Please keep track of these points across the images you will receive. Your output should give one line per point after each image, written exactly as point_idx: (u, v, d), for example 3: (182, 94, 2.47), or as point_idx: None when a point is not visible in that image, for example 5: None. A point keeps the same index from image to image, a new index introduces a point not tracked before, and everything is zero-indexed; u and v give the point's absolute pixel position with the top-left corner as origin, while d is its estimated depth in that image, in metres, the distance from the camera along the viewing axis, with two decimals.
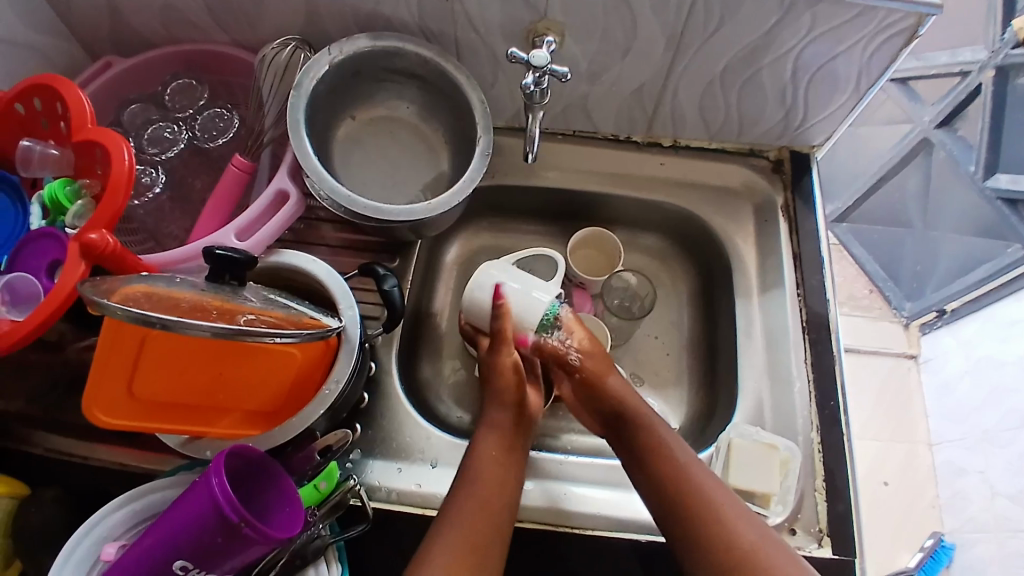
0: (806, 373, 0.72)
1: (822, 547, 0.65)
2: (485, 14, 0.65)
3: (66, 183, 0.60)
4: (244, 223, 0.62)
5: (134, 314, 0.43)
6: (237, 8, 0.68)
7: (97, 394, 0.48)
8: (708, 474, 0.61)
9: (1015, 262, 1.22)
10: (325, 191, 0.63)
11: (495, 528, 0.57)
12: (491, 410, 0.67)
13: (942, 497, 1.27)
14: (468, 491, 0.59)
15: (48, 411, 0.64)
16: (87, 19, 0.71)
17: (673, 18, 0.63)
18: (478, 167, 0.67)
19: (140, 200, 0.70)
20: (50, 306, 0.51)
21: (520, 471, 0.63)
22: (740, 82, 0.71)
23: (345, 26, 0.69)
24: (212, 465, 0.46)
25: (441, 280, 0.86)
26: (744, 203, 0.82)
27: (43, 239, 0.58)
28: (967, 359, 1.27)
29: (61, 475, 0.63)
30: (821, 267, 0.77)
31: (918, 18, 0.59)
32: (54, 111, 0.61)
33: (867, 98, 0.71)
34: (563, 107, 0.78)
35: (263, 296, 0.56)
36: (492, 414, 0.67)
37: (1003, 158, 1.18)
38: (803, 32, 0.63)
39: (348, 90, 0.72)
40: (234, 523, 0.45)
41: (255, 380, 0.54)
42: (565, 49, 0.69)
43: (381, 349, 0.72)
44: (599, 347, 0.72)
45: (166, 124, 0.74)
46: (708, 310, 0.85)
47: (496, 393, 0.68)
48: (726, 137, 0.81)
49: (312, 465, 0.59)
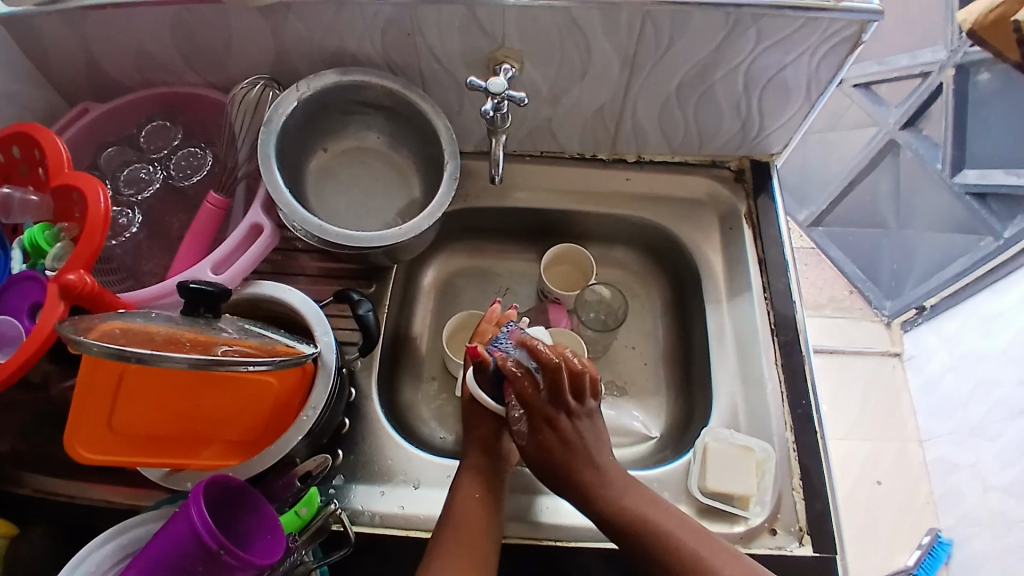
0: (777, 374, 0.74)
1: (802, 546, 0.66)
2: (445, 45, 0.68)
3: (45, 227, 0.61)
4: (219, 256, 0.64)
5: (109, 348, 0.44)
6: (207, 50, 0.71)
7: (81, 429, 0.49)
8: (692, 532, 0.58)
9: (990, 254, 1.23)
10: (298, 222, 0.65)
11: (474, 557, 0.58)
12: (468, 453, 0.67)
13: (936, 492, 1.28)
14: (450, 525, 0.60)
15: (35, 452, 0.65)
16: (63, 67, 0.74)
17: (624, 39, 0.66)
18: (448, 191, 0.69)
19: (118, 239, 0.73)
20: (28, 347, 0.52)
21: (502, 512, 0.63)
22: (695, 97, 0.74)
23: (313, 63, 0.72)
24: (190, 495, 0.47)
25: (419, 303, 0.88)
26: (709, 212, 0.85)
27: (23, 281, 0.59)
28: (950, 353, 1.29)
29: (50, 514, 0.63)
30: (786, 270, 0.79)
31: (860, 26, 0.63)
32: (32, 157, 0.63)
33: (819, 105, 0.74)
34: (528, 130, 0.80)
35: (239, 326, 0.57)
36: (468, 458, 0.66)
37: (970, 153, 1.20)
38: (751, 46, 0.66)
39: (318, 123, 0.74)
40: (214, 551, 0.46)
41: (234, 410, 0.55)
42: (525, 74, 0.72)
43: (360, 373, 0.73)
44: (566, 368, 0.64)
45: (142, 164, 0.76)
46: (681, 317, 0.87)
47: (474, 437, 0.68)
48: (689, 150, 0.83)
49: (292, 490, 0.60)
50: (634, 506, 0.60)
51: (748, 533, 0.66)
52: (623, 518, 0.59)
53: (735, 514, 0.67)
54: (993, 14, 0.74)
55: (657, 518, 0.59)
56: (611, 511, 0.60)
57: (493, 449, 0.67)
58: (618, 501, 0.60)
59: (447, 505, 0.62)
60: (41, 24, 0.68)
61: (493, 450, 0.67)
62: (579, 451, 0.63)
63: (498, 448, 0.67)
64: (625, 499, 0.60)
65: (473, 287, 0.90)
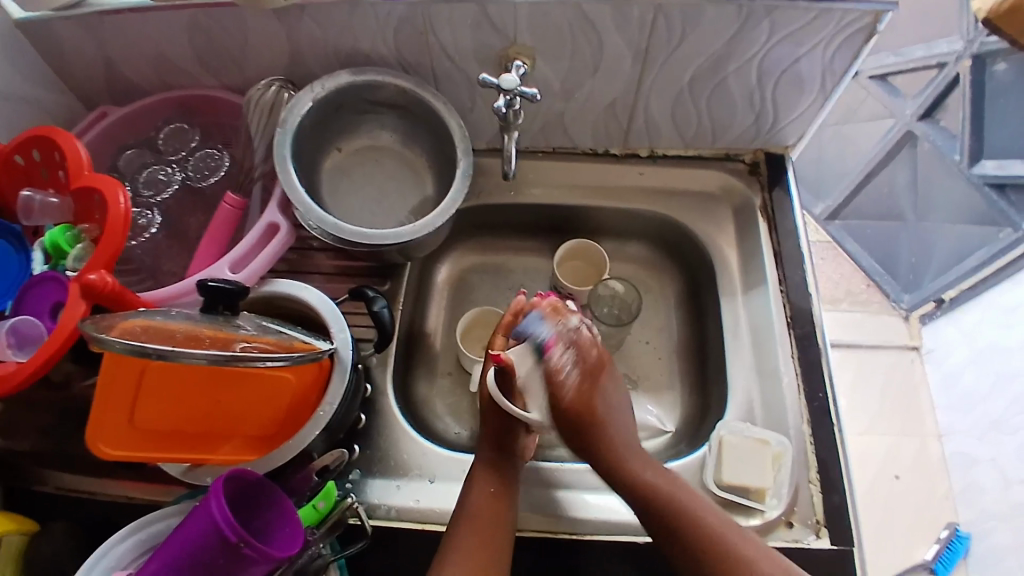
0: (794, 367, 0.73)
1: (819, 539, 0.65)
2: (457, 43, 0.68)
3: (66, 228, 0.63)
4: (237, 255, 0.65)
5: (132, 345, 0.45)
6: (223, 52, 0.72)
7: (100, 427, 0.49)
8: (709, 510, 0.60)
9: (1008, 247, 1.21)
10: (313, 220, 0.66)
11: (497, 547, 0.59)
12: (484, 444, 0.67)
13: (955, 487, 1.26)
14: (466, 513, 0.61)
15: (57, 449, 0.66)
16: (83, 71, 0.75)
17: (636, 34, 0.66)
18: (460, 188, 0.69)
19: (138, 239, 0.74)
20: (52, 345, 0.54)
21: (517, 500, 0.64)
22: (708, 90, 0.73)
23: (326, 63, 0.73)
24: (211, 490, 0.48)
25: (433, 300, 0.88)
26: (724, 206, 0.84)
27: (44, 282, 0.60)
28: (969, 347, 1.27)
29: (75, 509, 0.65)
30: (802, 263, 0.78)
31: (874, 16, 0.62)
32: (53, 160, 0.64)
33: (834, 97, 0.73)
34: (540, 125, 0.80)
35: (257, 323, 0.58)
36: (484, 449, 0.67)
37: (988, 144, 1.17)
38: (764, 38, 0.65)
39: (332, 123, 0.75)
40: (234, 542, 0.47)
41: (251, 405, 0.56)
42: (536, 70, 0.72)
43: (376, 370, 0.73)
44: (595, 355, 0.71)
45: (160, 166, 0.77)
46: (695, 311, 0.86)
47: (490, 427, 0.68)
48: (702, 144, 0.83)
49: (310, 486, 0.61)
50: (656, 482, 0.63)
51: (763, 526, 0.66)
52: (642, 493, 0.62)
53: (750, 507, 0.67)
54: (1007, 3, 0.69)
55: (678, 494, 0.61)
56: (633, 484, 0.63)
57: (509, 441, 0.67)
58: (640, 475, 0.63)
59: (462, 495, 0.63)
60: (61, 30, 0.69)
61: (510, 442, 0.67)
62: (605, 418, 0.68)
63: (517, 441, 0.68)
64: (647, 476, 0.63)
65: (487, 284, 0.91)
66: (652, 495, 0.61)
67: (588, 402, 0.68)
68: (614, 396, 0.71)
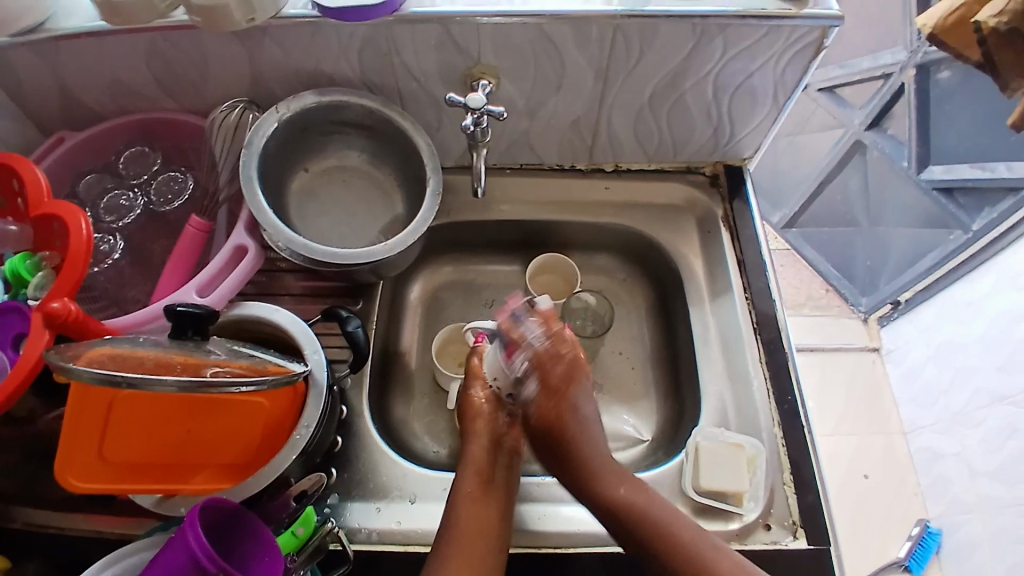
0: (762, 370, 0.75)
1: (797, 539, 0.67)
2: (422, 63, 0.69)
3: (25, 257, 0.61)
4: (205, 279, 0.64)
5: (99, 375, 0.44)
6: (184, 75, 0.71)
7: (69, 461, 0.48)
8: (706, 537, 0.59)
9: (960, 247, 1.25)
10: (282, 241, 0.65)
11: (481, 555, 0.59)
12: (469, 444, 0.70)
13: (923, 483, 1.31)
14: (444, 551, 0.60)
15: (20, 487, 0.64)
16: (38, 98, 0.74)
17: (597, 53, 0.68)
18: (430, 207, 0.70)
19: (100, 267, 0.72)
20: (14, 379, 0.52)
21: (506, 506, 0.64)
22: (668, 105, 0.76)
23: (291, 85, 0.73)
24: (186, 519, 0.47)
25: (407, 320, 0.88)
26: (687, 217, 0.87)
27: (3, 313, 0.58)
28: (927, 344, 1.33)
29: (40, 549, 0.62)
30: (765, 269, 0.81)
31: (821, 31, 0.65)
32: (10, 188, 0.63)
33: (787, 108, 0.76)
34: (507, 143, 0.82)
35: (228, 347, 0.57)
36: (470, 448, 0.69)
37: (934, 151, 1.23)
38: (718, 55, 0.68)
39: (298, 145, 0.75)
40: (212, 574, 0.45)
41: (224, 434, 0.54)
42: (502, 89, 0.73)
43: (351, 391, 0.73)
44: (575, 358, 0.70)
45: (122, 191, 0.76)
46: (666, 319, 0.88)
47: (471, 428, 0.71)
48: (664, 158, 0.86)
49: (288, 511, 0.59)
50: (632, 500, 0.62)
51: (742, 529, 0.67)
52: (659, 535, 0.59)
53: (728, 512, 0.68)
54: (952, 17, 0.70)
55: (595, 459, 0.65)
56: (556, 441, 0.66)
57: (491, 440, 0.70)
58: (633, 506, 0.61)
59: (449, 507, 0.63)
60: (12, 55, 0.67)
61: (492, 442, 0.70)
62: (582, 425, 0.67)
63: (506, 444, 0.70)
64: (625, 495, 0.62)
65: (460, 299, 0.91)
66: (675, 546, 0.59)
67: (557, 417, 0.66)
68: (585, 405, 0.68)
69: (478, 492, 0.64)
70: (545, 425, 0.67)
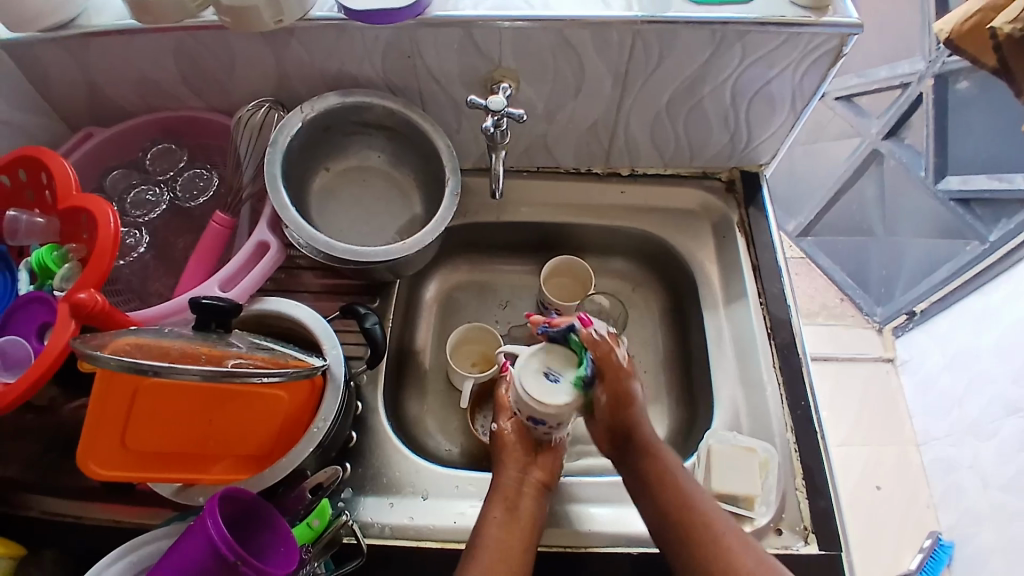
0: (776, 376, 0.75)
1: (808, 545, 0.67)
2: (444, 66, 0.70)
3: (53, 249, 0.62)
4: (227, 274, 0.65)
5: (125, 363, 0.45)
6: (210, 75, 0.73)
7: (92, 451, 0.49)
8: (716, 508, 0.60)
9: (975, 258, 1.25)
10: (304, 238, 0.66)
11: (515, 561, 0.58)
12: (502, 471, 0.66)
13: (936, 496, 1.29)
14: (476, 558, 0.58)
15: (43, 474, 0.65)
16: (69, 94, 0.76)
17: (617, 58, 0.69)
18: (449, 207, 0.71)
19: (125, 260, 0.74)
20: (40, 367, 0.53)
21: (532, 533, 0.61)
22: (685, 110, 0.77)
23: (314, 85, 0.74)
24: (206, 508, 0.48)
25: (422, 319, 0.89)
26: (703, 222, 0.87)
27: (33, 303, 0.60)
28: (943, 355, 1.32)
29: (58, 535, 0.63)
30: (780, 275, 0.81)
31: (841, 38, 0.65)
32: (40, 181, 0.65)
33: (804, 115, 0.76)
34: (524, 146, 0.83)
35: (250, 341, 0.58)
36: (501, 475, 0.66)
37: (951, 161, 1.22)
38: (738, 60, 0.69)
39: (320, 145, 0.76)
40: (231, 562, 0.46)
41: (244, 426, 0.55)
42: (521, 93, 0.74)
43: (366, 387, 0.73)
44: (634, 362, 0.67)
45: (148, 187, 0.78)
46: (680, 323, 0.88)
47: (503, 456, 0.67)
48: (681, 162, 0.86)
49: (304, 504, 0.61)
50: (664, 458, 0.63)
51: (754, 532, 0.67)
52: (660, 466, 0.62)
53: (741, 515, 0.68)
54: (968, 23, 0.70)
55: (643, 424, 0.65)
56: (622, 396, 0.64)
57: (522, 469, 0.66)
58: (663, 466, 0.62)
59: (476, 531, 0.60)
60: (45, 52, 0.69)
61: (523, 470, 0.66)
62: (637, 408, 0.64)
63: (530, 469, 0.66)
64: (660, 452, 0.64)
65: (473, 301, 0.92)
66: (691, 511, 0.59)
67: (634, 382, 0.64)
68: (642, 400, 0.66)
69: (505, 517, 0.61)
70: (620, 384, 0.63)
